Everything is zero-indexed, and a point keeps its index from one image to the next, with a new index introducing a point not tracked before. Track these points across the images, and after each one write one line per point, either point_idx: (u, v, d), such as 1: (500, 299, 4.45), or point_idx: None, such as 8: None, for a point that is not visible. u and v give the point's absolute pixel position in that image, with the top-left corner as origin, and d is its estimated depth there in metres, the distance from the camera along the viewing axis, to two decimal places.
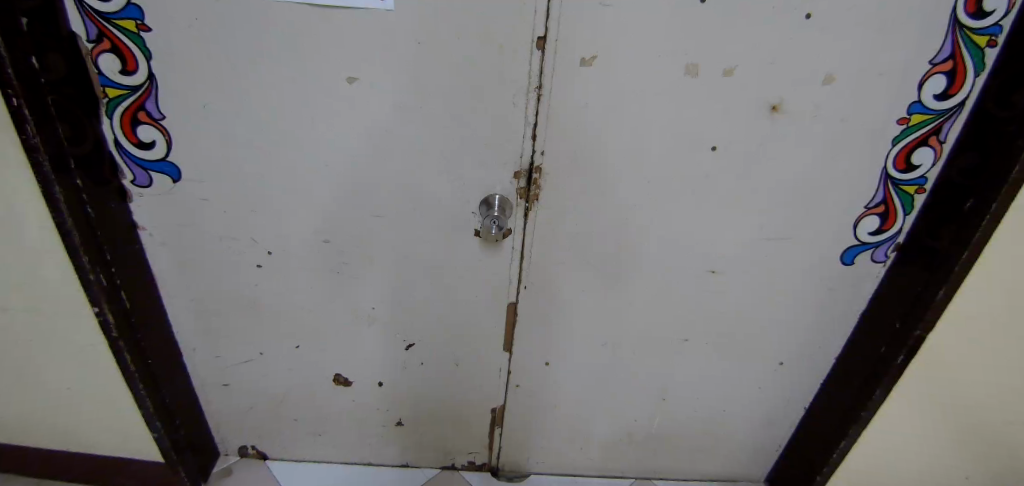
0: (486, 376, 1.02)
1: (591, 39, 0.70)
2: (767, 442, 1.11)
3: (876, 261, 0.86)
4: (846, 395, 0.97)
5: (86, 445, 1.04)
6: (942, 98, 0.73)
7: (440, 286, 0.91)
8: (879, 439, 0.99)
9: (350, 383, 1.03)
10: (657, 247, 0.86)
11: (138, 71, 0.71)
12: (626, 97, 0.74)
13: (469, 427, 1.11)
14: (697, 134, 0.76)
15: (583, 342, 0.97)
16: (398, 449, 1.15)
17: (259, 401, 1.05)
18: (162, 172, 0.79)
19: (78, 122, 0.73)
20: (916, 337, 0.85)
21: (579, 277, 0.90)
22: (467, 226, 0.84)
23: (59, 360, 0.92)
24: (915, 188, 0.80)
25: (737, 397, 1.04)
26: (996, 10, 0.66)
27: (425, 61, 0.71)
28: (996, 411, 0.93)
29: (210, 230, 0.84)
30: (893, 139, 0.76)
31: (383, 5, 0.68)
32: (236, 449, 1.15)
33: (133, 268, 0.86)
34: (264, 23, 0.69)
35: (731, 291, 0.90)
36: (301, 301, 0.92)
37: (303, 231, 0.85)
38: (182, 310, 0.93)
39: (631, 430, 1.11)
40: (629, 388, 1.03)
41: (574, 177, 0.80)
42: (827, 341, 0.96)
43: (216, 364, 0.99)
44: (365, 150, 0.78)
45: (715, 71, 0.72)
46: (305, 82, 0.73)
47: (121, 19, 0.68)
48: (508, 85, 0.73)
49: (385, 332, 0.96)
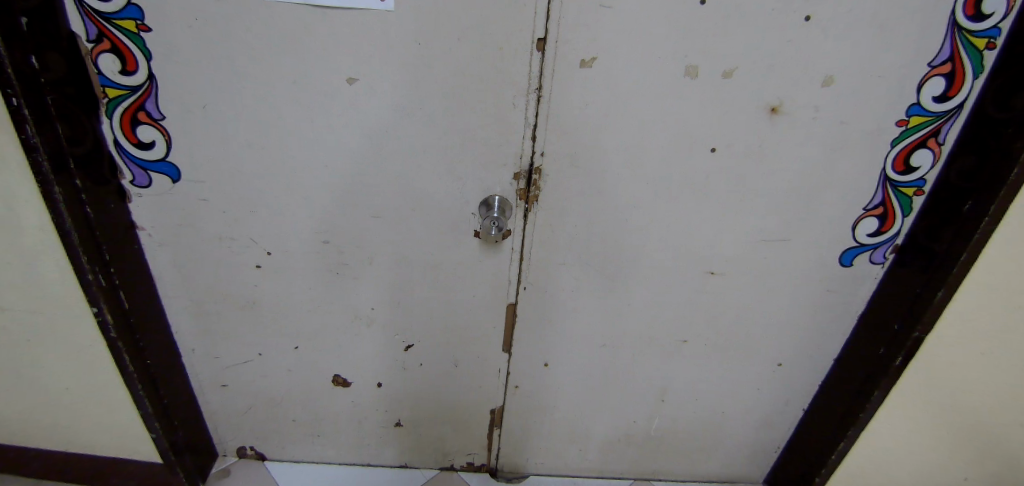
0: (485, 377, 1.02)
1: (591, 41, 0.70)
2: (767, 444, 1.11)
3: (875, 263, 0.86)
4: (846, 397, 0.97)
5: (85, 446, 1.04)
6: (941, 100, 0.73)
7: (440, 287, 0.91)
8: (878, 440, 1.00)
9: (349, 384, 1.03)
10: (656, 248, 0.86)
11: (138, 71, 0.71)
12: (626, 98, 0.74)
13: (468, 428, 1.11)
14: (697, 135, 0.77)
15: (583, 343, 0.97)
16: (397, 450, 1.15)
17: (259, 402, 1.05)
18: (162, 172, 0.79)
19: (78, 122, 0.73)
20: (915, 338, 0.86)
21: (579, 278, 0.90)
22: (467, 226, 0.84)
23: (58, 360, 0.91)
24: (914, 190, 0.80)
25: (736, 398, 1.04)
26: (995, 13, 0.67)
27: (425, 61, 0.72)
28: (995, 412, 0.94)
29: (209, 230, 0.84)
30: (892, 141, 0.76)
31: (383, 6, 0.68)
32: (235, 449, 1.14)
33: (132, 269, 0.86)
34: (265, 23, 0.69)
35: (730, 292, 0.90)
36: (300, 301, 0.92)
37: (303, 231, 0.85)
38: (181, 311, 0.92)
39: (631, 431, 1.10)
40: (629, 389, 1.03)
41: (574, 178, 0.80)
42: (828, 343, 0.95)
43: (215, 365, 0.99)
44: (364, 151, 0.78)
45: (714, 72, 0.72)
46: (305, 82, 0.73)
47: (120, 19, 0.68)
48: (508, 86, 0.73)
49: (384, 332, 0.96)
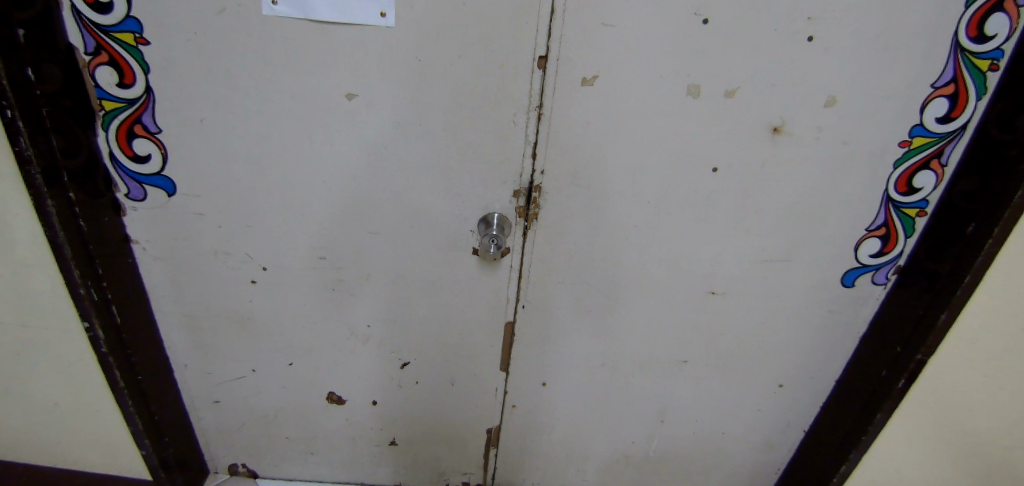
0: (481, 395, 1.01)
1: (593, 59, 0.70)
2: (767, 466, 1.09)
3: (877, 284, 0.85)
4: (847, 421, 0.95)
5: (73, 462, 1.02)
6: (943, 122, 0.73)
7: (437, 305, 0.89)
8: (880, 462, 0.98)
9: (343, 402, 1.01)
10: (656, 268, 0.85)
11: (134, 84, 0.71)
12: (626, 116, 0.73)
13: (464, 447, 1.09)
14: (698, 154, 0.76)
15: (582, 362, 0.96)
16: (391, 469, 1.13)
17: (251, 419, 1.03)
18: (157, 186, 0.78)
19: (74, 135, 0.72)
20: (919, 361, 0.84)
21: (578, 297, 0.88)
22: (466, 244, 0.83)
23: (48, 374, 0.90)
24: (916, 211, 0.79)
25: (737, 420, 1.02)
26: (997, 34, 0.67)
27: (425, 78, 0.71)
28: (999, 435, 0.92)
29: (204, 245, 0.83)
30: (894, 162, 0.76)
31: (383, 22, 0.68)
32: (226, 467, 1.12)
33: (124, 283, 0.84)
34: (265, 37, 0.69)
35: (730, 313, 0.89)
36: (294, 317, 0.90)
37: (299, 247, 0.84)
38: (174, 325, 0.91)
39: (628, 452, 1.09)
40: (627, 409, 1.02)
41: (573, 197, 0.79)
42: (828, 365, 0.94)
43: (207, 381, 0.97)
44: (363, 166, 0.77)
45: (716, 91, 0.72)
46: (303, 96, 0.72)
47: (119, 32, 0.68)
48: (507, 103, 0.73)
49: (379, 349, 0.95)
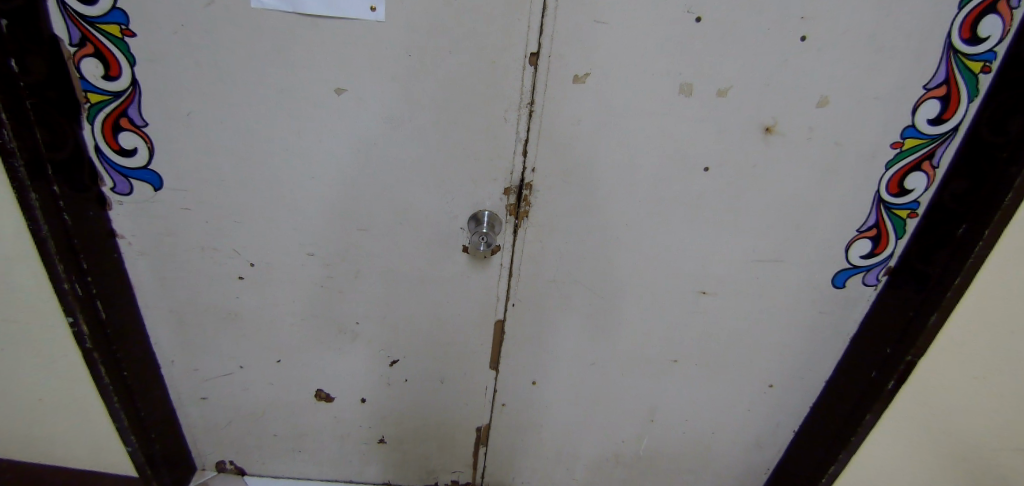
0: (471, 393, 1.00)
1: (585, 56, 0.69)
2: (756, 466, 1.09)
3: (868, 285, 0.85)
4: (836, 421, 0.95)
5: (58, 458, 1.01)
6: (936, 123, 0.72)
7: (427, 302, 0.89)
8: (870, 461, 0.98)
9: (332, 399, 1.01)
10: (647, 268, 0.85)
11: (121, 77, 0.70)
12: (618, 114, 0.73)
13: (453, 445, 1.09)
14: (689, 153, 0.76)
15: (572, 361, 0.96)
16: (380, 466, 1.12)
17: (239, 415, 1.03)
18: (143, 180, 0.77)
19: (58, 128, 0.71)
20: (908, 361, 0.84)
21: (569, 296, 0.88)
22: (455, 242, 0.83)
23: (33, 370, 0.89)
24: (908, 212, 0.79)
25: (727, 420, 1.02)
26: (990, 36, 0.67)
27: (416, 73, 0.70)
28: (989, 437, 0.92)
29: (191, 240, 0.82)
30: (887, 163, 0.76)
31: (373, 16, 0.67)
32: (213, 463, 1.11)
33: (110, 278, 0.83)
34: (252, 30, 0.68)
35: (719, 313, 0.89)
36: (283, 313, 0.90)
37: (287, 243, 0.83)
38: (160, 321, 0.90)
39: (618, 451, 1.09)
40: (618, 408, 1.02)
41: (564, 195, 0.79)
42: (818, 366, 0.94)
43: (194, 377, 0.97)
44: (353, 161, 0.76)
45: (708, 90, 0.71)
46: (291, 90, 0.71)
47: (105, 23, 0.67)
48: (498, 100, 0.72)
49: (369, 347, 0.94)
